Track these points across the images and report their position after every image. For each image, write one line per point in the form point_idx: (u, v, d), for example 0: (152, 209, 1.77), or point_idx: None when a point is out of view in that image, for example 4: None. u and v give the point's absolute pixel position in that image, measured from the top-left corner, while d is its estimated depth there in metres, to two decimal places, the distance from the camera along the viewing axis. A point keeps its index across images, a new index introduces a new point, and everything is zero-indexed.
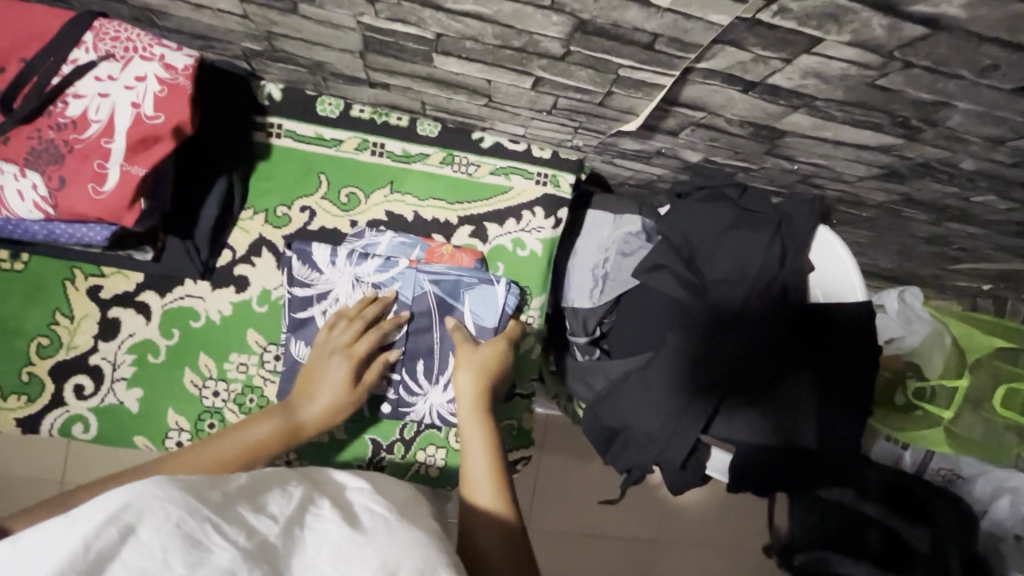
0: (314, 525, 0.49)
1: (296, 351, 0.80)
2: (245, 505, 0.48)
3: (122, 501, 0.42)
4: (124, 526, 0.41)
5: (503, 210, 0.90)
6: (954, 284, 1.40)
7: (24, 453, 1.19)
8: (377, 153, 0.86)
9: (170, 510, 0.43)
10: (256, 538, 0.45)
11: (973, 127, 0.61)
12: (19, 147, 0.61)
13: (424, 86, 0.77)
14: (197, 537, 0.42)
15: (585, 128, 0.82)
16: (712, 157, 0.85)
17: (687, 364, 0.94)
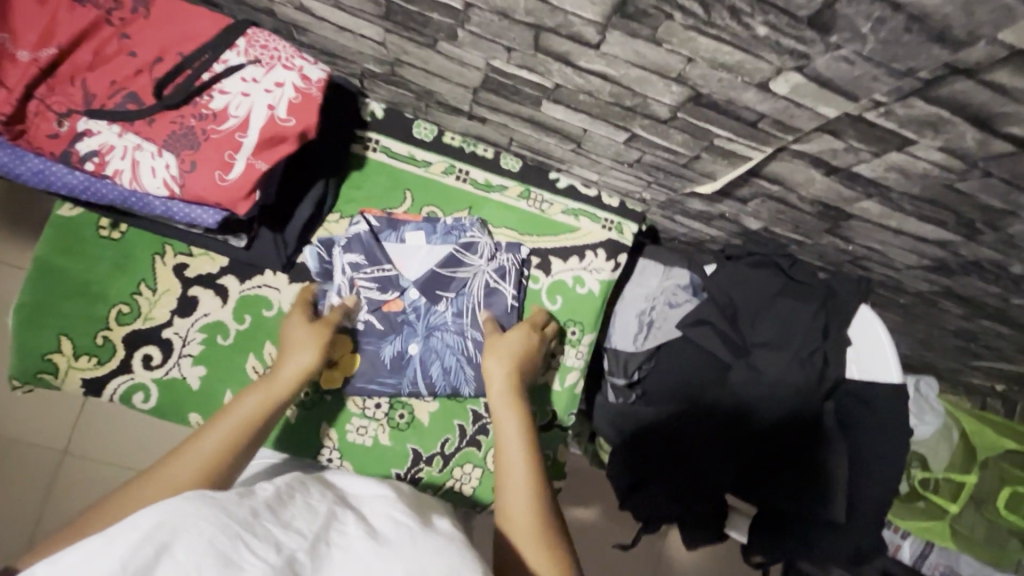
0: (339, 538, 0.47)
1: (386, 352, 0.85)
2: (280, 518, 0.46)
3: (155, 520, 0.41)
4: (158, 544, 0.39)
5: (569, 248, 0.94)
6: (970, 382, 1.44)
7: (33, 418, 1.17)
8: (461, 179, 0.91)
9: (203, 527, 0.41)
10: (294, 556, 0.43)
11: None
12: (161, 129, 0.67)
13: (520, 125, 0.83)
14: (232, 554, 0.40)
15: (659, 184, 0.88)
16: (772, 228, 0.91)
17: (722, 421, 0.98)
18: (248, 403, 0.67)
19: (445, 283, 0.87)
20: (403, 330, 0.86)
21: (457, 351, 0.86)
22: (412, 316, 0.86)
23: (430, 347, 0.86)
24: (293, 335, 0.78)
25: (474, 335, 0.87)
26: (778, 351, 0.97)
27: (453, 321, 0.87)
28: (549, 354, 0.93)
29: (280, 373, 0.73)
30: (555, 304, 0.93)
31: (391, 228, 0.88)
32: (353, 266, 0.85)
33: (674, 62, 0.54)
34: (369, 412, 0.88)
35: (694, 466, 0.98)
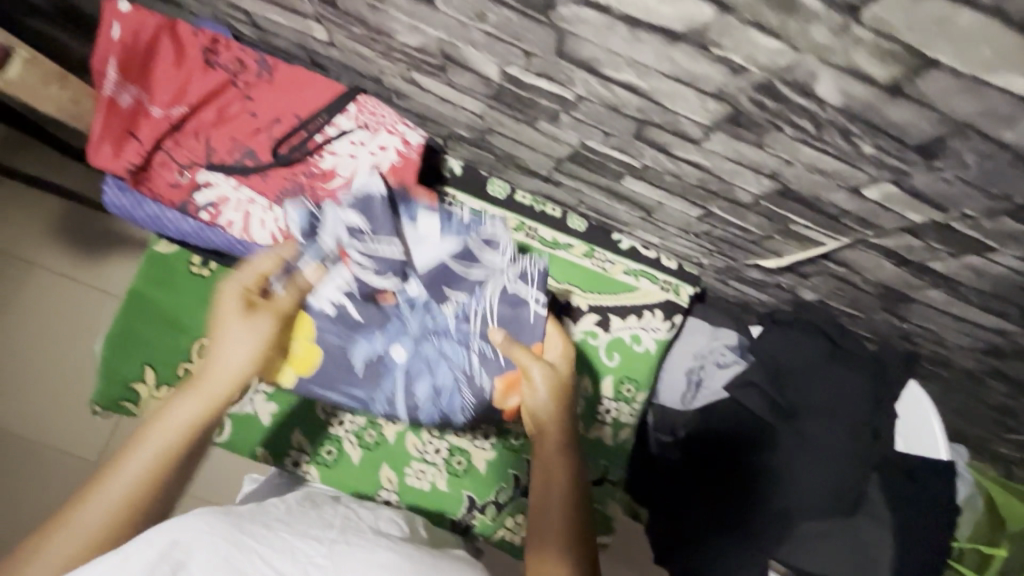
0: (351, 543, 0.56)
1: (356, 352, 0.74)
2: (285, 530, 0.54)
3: (171, 537, 0.49)
4: (175, 562, 0.48)
5: (628, 307, 0.97)
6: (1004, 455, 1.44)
7: (69, 423, 1.17)
8: (530, 236, 0.96)
9: (215, 540, 0.50)
10: (301, 563, 0.52)
11: None
12: (274, 185, 0.73)
13: (594, 191, 0.88)
14: (243, 565, 0.49)
15: (720, 253, 0.92)
16: (826, 300, 0.94)
17: (769, 485, 0.98)
18: (182, 413, 0.59)
19: (458, 282, 0.74)
20: (388, 325, 0.75)
21: (453, 367, 0.75)
22: (406, 311, 0.75)
23: (420, 354, 0.75)
24: (222, 327, 0.64)
25: (480, 346, 0.74)
26: (823, 419, 0.99)
27: (456, 329, 0.75)
28: (605, 409, 0.95)
29: (207, 375, 0.62)
30: (613, 360, 0.96)
31: (403, 202, 0.74)
32: (348, 230, 0.70)
33: (770, 162, 0.58)
34: (428, 456, 0.90)
35: (744, 527, 0.98)
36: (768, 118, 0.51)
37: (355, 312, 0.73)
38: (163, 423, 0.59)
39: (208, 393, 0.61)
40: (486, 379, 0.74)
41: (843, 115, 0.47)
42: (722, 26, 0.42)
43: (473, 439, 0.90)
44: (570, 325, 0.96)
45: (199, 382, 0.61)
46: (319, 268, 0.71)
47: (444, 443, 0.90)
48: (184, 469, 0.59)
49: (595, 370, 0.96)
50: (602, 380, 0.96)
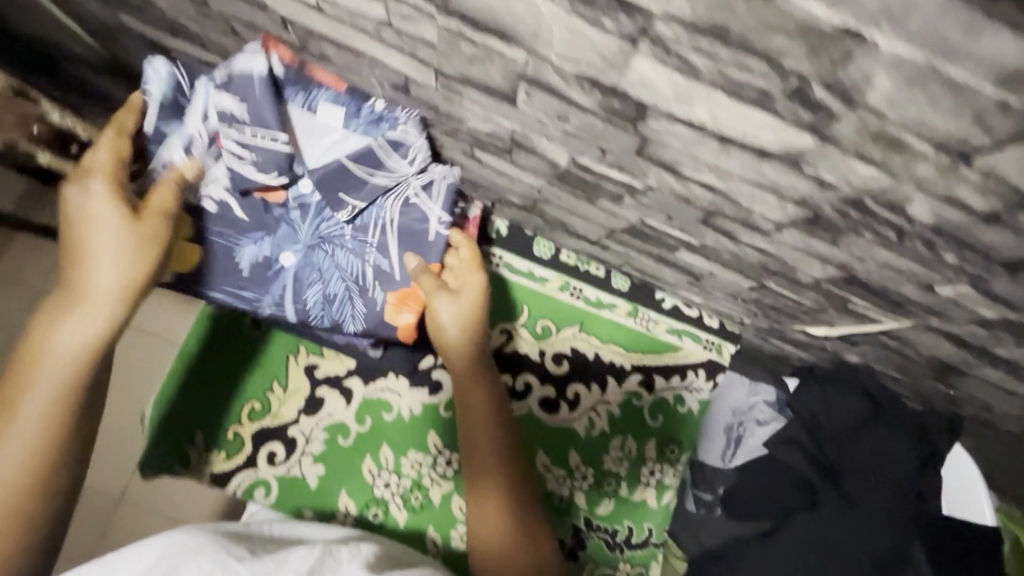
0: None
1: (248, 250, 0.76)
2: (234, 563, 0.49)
3: (159, 554, 0.51)
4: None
5: (671, 367, 0.98)
6: None
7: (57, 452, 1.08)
8: (575, 296, 0.96)
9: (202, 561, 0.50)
10: None
11: None
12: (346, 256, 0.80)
13: (642, 256, 0.88)
14: None
15: (767, 317, 0.92)
16: (872, 363, 0.94)
17: (813, 543, 0.94)
18: (77, 331, 0.56)
19: (348, 186, 0.74)
20: (279, 228, 0.78)
21: (345, 275, 0.78)
22: (296, 213, 0.78)
23: (310, 262, 0.78)
24: (88, 217, 0.60)
25: (376, 258, 0.77)
26: (871, 479, 0.97)
27: (350, 238, 0.79)
28: (648, 471, 0.95)
29: (93, 283, 0.58)
30: (656, 422, 0.96)
31: (298, 86, 0.66)
32: (224, 116, 0.66)
33: (842, 256, 0.59)
34: None
35: None
36: (851, 224, 0.51)
37: (239, 210, 0.76)
38: (34, 345, 0.55)
39: (60, 301, 0.57)
40: (380, 293, 0.77)
41: (930, 230, 0.47)
42: (820, 152, 0.43)
43: None
44: (613, 386, 0.95)
45: (75, 289, 0.58)
46: (192, 161, 0.69)
47: None
48: (93, 398, 0.57)
49: (639, 432, 0.95)
50: (647, 442, 0.95)
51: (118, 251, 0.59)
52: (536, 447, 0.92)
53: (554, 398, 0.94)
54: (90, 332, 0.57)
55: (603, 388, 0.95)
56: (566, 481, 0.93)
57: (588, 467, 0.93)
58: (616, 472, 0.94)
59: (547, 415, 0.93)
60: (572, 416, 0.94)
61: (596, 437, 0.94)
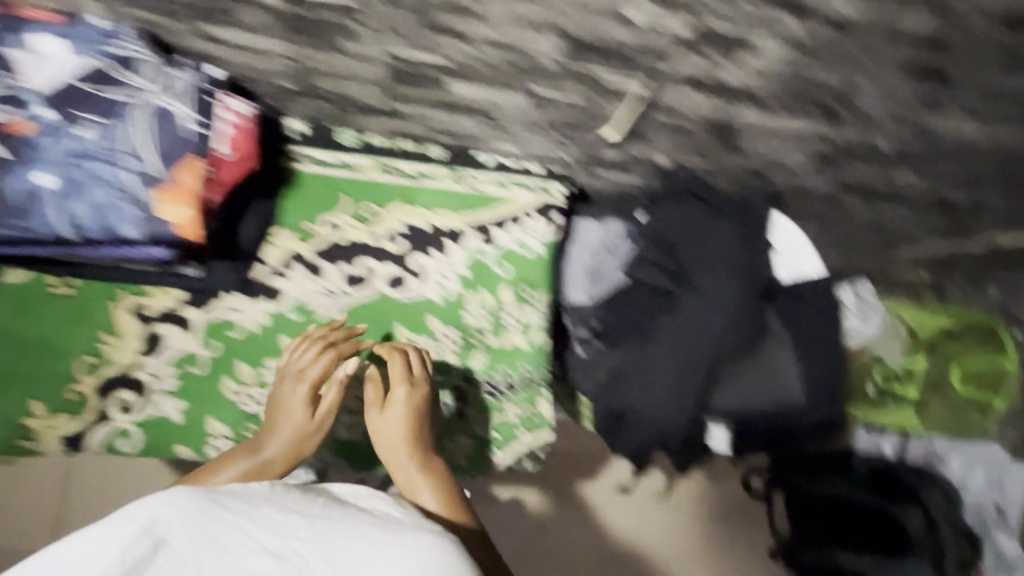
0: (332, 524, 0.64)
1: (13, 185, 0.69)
2: (264, 506, 0.64)
3: (152, 515, 0.60)
4: (154, 537, 0.58)
5: (506, 216, 1.01)
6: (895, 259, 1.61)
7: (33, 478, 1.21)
8: (392, 174, 0.97)
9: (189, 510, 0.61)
10: (281, 534, 0.61)
11: None
12: (176, 189, 0.71)
13: (435, 111, 0.91)
14: (221, 528, 0.60)
15: (572, 140, 0.98)
16: (679, 158, 1.02)
17: (679, 345, 1.05)
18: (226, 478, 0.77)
19: (88, 104, 0.72)
20: (33, 159, 0.70)
21: (108, 185, 0.71)
22: (46, 139, 0.71)
23: (71, 181, 0.70)
24: (281, 403, 0.84)
25: (135, 166, 0.71)
26: (711, 269, 1.06)
27: (103, 148, 0.71)
28: (511, 317, 0.99)
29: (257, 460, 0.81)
30: (505, 270, 0.99)
31: (9, 30, 0.74)
32: None
33: None
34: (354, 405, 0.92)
35: (663, 389, 1.06)
36: None
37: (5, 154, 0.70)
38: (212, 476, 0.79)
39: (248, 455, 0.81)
40: (145, 194, 0.71)
41: None
42: None
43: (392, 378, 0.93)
44: (454, 249, 0.98)
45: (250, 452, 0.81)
46: None
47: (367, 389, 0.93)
48: None
49: (490, 283, 0.98)
50: (500, 290, 0.99)
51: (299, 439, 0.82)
52: (395, 322, 0.95)
53: (398, 274, 0.95)
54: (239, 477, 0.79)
55: (444, 253, 0.97)
56: (431, 345, 0.96)
57: (451, 329, 0.96)
58: (480, 327, 0.97)
59: (396, 291, 0.95)
60: (422, 286, 0.96)
61: (450, 299, 0.97)
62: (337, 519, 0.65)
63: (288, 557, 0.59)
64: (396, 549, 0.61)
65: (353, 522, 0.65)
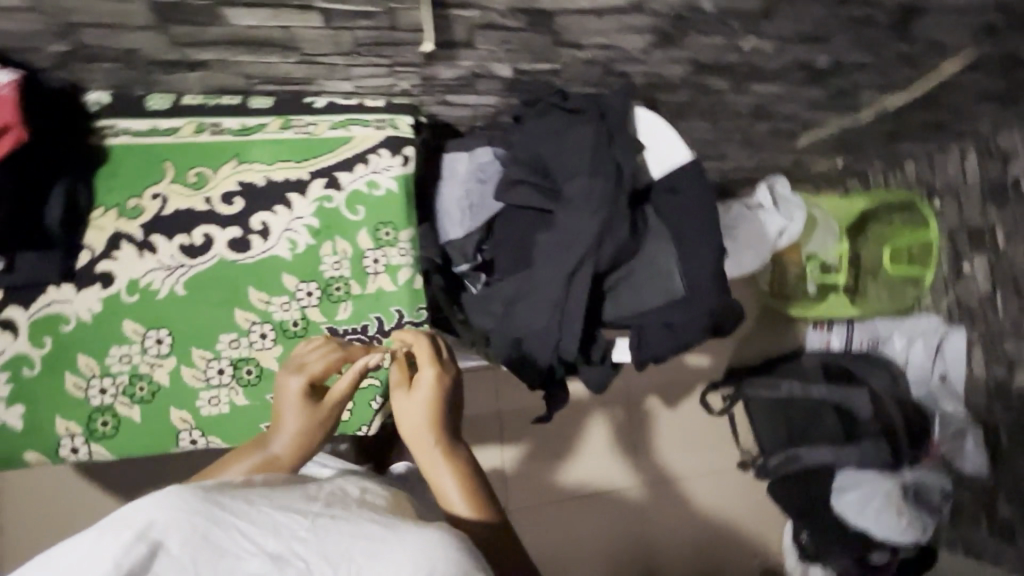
0: (337, 518, 0.60)
1: None
2: (263, 503, 0.61)
3: (146, 520, 0.56)
4: (150, 542, 0.55)
5: (350, 157, 0.96)
6: (800, 146, 1.59)
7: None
8: (216, 132, 0.91)
9: (188, 521, 0.57)
10: (281, 535, 0.58)
11: None
12: None
13: (237, 54, 0.84)
14: (209, 535, 0.57)
15: (399, 65, 0.91)
16: (520, 67, 0.96)
17: (559, 259, 1.00)
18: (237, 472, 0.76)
19: None
20: None
21: None
22: None
23: None
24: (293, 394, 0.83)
25: None
26: (578, 175, 1.00)
27: None
28: (372, 260, 0.94)
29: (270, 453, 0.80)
30: (358, 214, 0.95)
31: None
32: None
33: None
34: (214, 380, 0.87)
35: (552, 306, 1.00)
36: None
37: None
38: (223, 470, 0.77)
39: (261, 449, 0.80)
40: None
41: None
42: None
43: (252, 345, 0.88)
44: (299, 201, 0.93)
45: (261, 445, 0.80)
46: None
47: (225, 359, 0.87)
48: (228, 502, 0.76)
49: (345, 230, 0.94)
50: (357, 235, 0.94)
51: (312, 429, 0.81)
52: (245, 285, 0.89)
53: (241, 236, 0.90)
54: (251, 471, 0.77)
55: (289, 207, 0.92)
56: (293, 305, 0.90)
57: (309, 283, 0.91)
58: (341, 275, 0.93)
59: (242, 254, 0.90)
60: (269, 245, 0.91)
61: (303, 253, 0.92)
62: (342, 516, 0.61)
63: (286, 559, 0.56)
64: (400, 543, 0.58)
65: (354, 518, 0.60)
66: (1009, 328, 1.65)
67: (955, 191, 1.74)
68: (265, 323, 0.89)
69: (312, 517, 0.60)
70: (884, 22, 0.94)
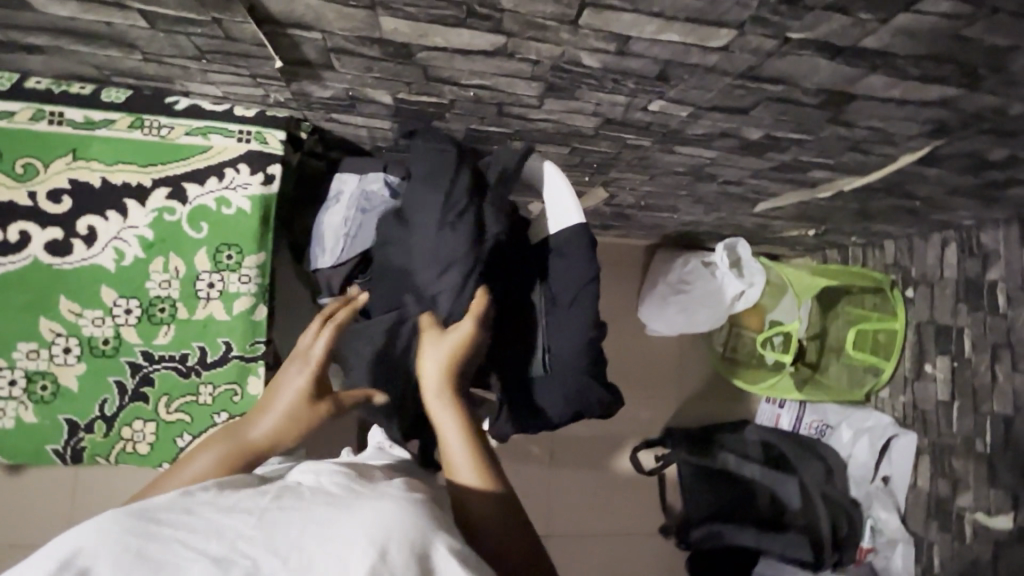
0: (284, 509, 0.55)
1: None
2: (204, 508, 0.56)
3: (74, 547, 0.52)
4: (77, 569, 0.50)
5: (203, 169, 0.88)
6: (761, 211, 1.46)
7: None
8: (55, 122, 0.83)
9: (119, 539, 0.52)
10: (222, 539, 0.52)
11: (530, 6, 0.61)
12: None
13: (71, 44, 0.75)
14: (144, 553, 0.51)
15: (259, 76, 0.82)
16: (399, 95, 0.86)
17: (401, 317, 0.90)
18: (210, 457, 0.77)
19: None
20: None
21: None
22: None
23: None
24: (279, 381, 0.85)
25: None
26: (429, 224, 0.88)
27: None
28: (206, 284, 0.87)
29: (249, 438, 0.81)
30: (200, 232, 0.87)
31: None
32: None
33: None
34: (3, 391, 0.83)
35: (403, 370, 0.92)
36: None
37: None
38: (194, 462, 0.77)
39: (238, 436, 0.80)
40: None
41: None
42: None
43: (52, 359, 0.83)
44: (134, 209, 0.85)
45: (236, 433, 0.80)
46: None
47: (17, 371, 0.83)
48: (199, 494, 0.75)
49: (181, 247, 0.86)
50: (194, 254, 0.86)
51: (298, 415, 0.83)
52: (55, 294, 0.83)
53: (62, 240, 0.83)
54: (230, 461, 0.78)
55: (122, 214, 0.85)
56: (106, 321, 0.84)
57: (129, 300, 0.85)
58: (167, 295, 0.86)
59: (57, 258, 0.83)
60: (90, 253, 0.84)
61: (129, 266, 0.85)
62: (289, 506, 0.56)
63: (230, 560, 0.51)
64: (347, 526, 0.54)
65: (303, 507, 0.56)
66: (961, 444, 1.49)
67: (929, 283, 1.56)
68: (71, 337, 0.84)
69: (256, 513, 0.55)
70: (812, 103, 0.81)
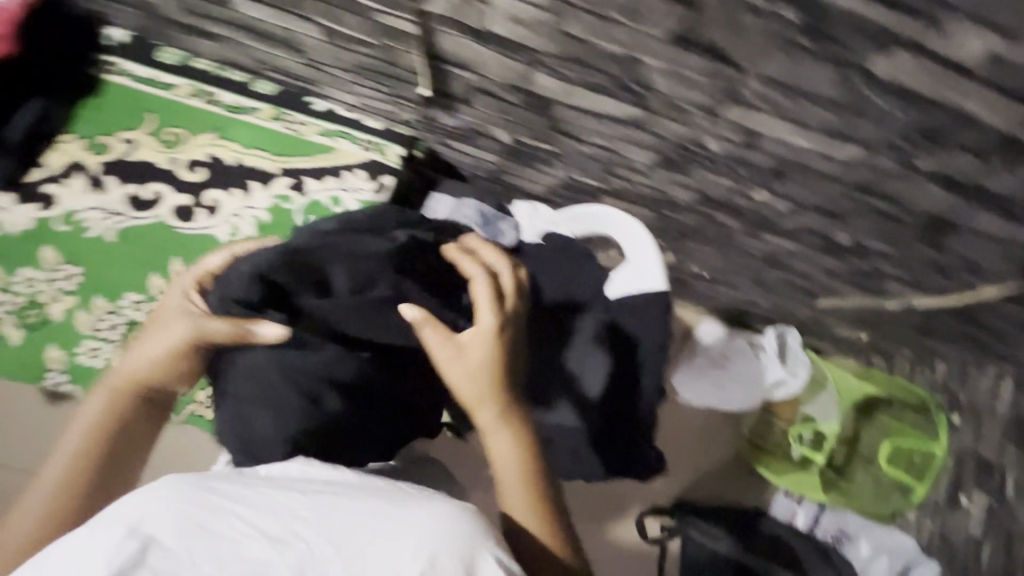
0: (336, 496, 0.56)
1: None
2: (261, 486, 0.57)
3: (137, 514, 0.53)
4: (139, 536, 0.52)
5: (325, 168, 0.94)
6: (821, 307, 1.47)
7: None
8: (209, 101, 0.92)
9: (181, 503, 0.54)
10: (278, 515, 0.54)
11: (680, 92, 0.65)
12: None
13: (246, 39, 0.84)
14: (204, 523, 0.53)
15: (398, 95, 0.88)
16: (519, 138, 0.92)
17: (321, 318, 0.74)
18: (97, 409, 0.72)
19: None
20: None
21: None
22: None
23: None
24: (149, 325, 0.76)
25: None
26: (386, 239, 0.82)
27: None
28: None
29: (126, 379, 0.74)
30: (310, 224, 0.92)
31: None
32: None
33: None
34: (101, 333, 0.88)
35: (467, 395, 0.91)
36: None
37: None
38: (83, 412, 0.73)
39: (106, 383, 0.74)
40: None
41: None
42: None
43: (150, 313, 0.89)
44: (257, 191, 0.92)
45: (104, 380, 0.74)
46: None
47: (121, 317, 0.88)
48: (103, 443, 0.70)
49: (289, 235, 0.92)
50: None
51: (175, 338, 0.72)
52: (168, 254, 0.89)
53: (187, 207, 0.90)
54: (109, 407, 0.72)
55: (246, 193, 0.91)
56: None
57: None
58: None
59: (182, 222, 0.90)
60: (210, 222, 0.90)
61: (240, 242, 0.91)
62: (343, 494, 0.57)
63: (287, 541, 0.52)
64: (397, 517, 0.53)
65: (354, 496, 0.56)
66: None
67: (977, 413, 1.54)
68: None
69: (309, 497, 0.55)
70: (912, 225, 0.84)
